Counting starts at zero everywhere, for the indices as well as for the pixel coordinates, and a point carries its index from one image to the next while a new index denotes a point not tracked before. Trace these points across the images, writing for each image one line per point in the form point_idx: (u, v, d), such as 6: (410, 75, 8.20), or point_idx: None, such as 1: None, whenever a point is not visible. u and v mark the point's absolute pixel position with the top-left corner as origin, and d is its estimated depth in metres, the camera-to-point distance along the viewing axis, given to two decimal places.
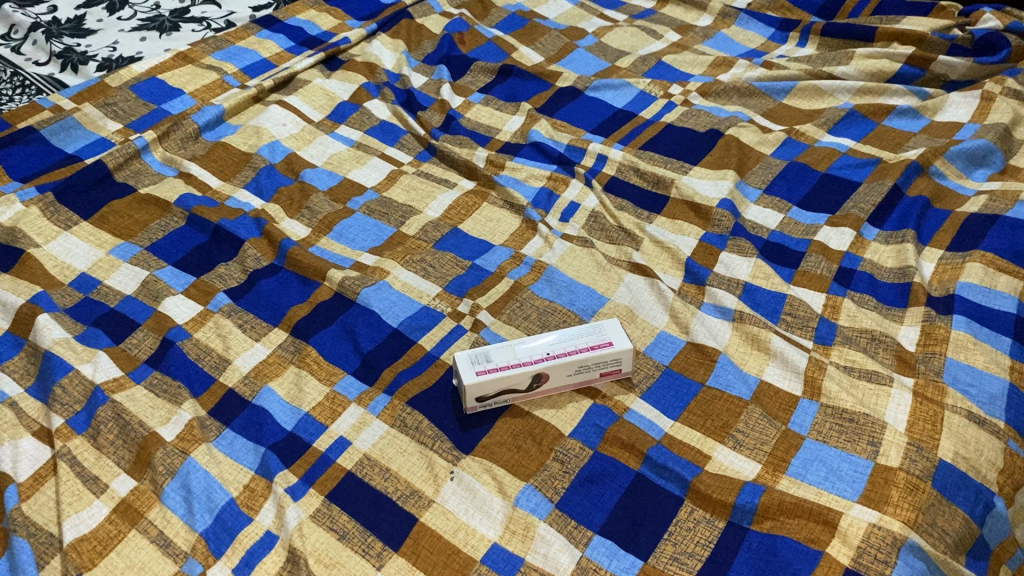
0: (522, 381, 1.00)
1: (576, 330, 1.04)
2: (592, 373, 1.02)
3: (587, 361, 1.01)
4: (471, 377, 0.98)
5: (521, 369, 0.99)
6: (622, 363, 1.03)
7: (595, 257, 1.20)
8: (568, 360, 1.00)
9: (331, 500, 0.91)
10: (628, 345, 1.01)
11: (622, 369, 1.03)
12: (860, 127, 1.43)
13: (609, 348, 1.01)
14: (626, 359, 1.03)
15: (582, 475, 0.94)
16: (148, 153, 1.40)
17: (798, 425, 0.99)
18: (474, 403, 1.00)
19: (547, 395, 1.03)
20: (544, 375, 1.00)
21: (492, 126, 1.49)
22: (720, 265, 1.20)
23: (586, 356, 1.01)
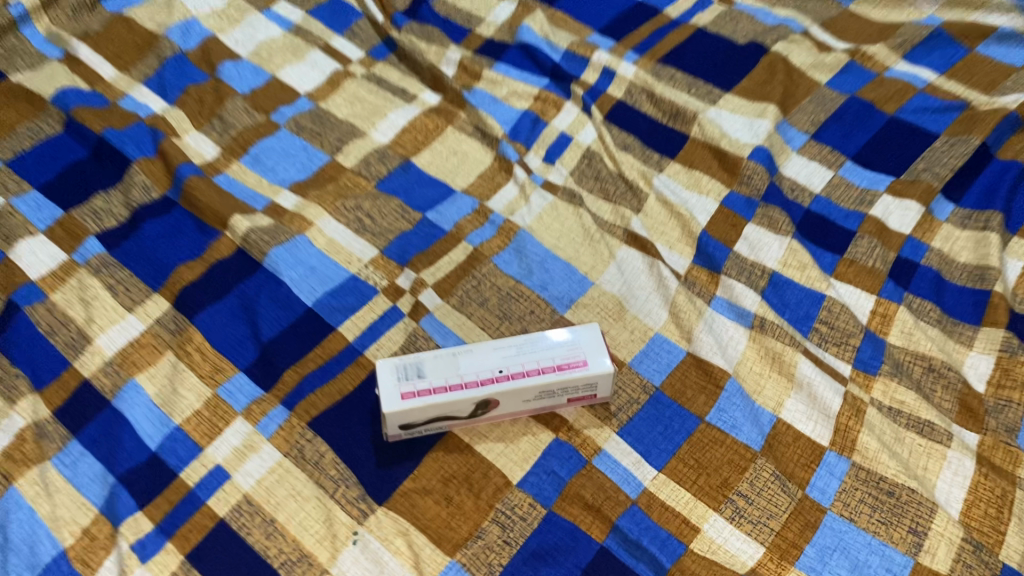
0: (462, 407, 0.75)
1: (543, 337, 0.78)
2: (557, 399, 0.77)
3: (552, 386, 0.76)
4: (393, 401, 0.73)
5: (463, 393, 0.74)
6: (598, 388, 0.78)
7: (581, 220, 0.94)
8: (528, 383, 0.75)
9: (192, 563, 0.69)
10: (610, 368, 0.76)
11: (599, 395, 0.78)
12: (947, 53, 1.10)
13: (584, 370, 0.75)
14: (605, 383, 0.77)
15: (528, 548, 0.72)
16: (28, 26, 1.09)
17: (819, 491, 0.76)
18: (398, 430, 0.75)
19: (496, 420, 0.78)
20: (494, 401, 0.75)
21: (473, 14, 1.16)
22: (743, 243, 0.92)
23: (552, 380, 0.75)
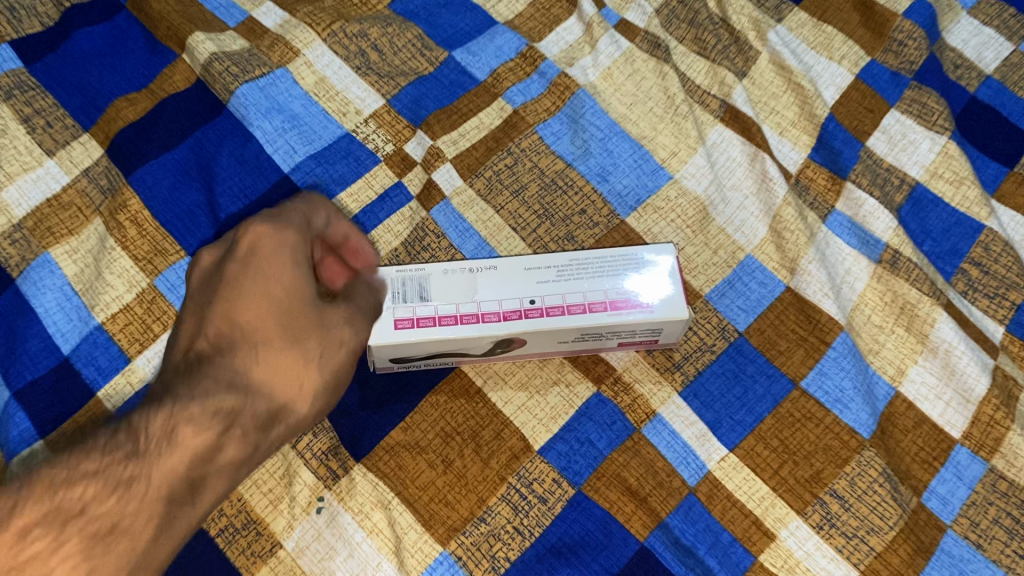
0: (476, 345, 0.55)
1: (596, 258, 0.57)
2: (606, 342, 0.57)
3: (600, 330, 0.55)
4: (384, 331, 0.54)
5: (480, 329, 0.54)
6: (662, 334, 0.57)
7: (664, 82, 0.69)
8: (570, 323, 0.55)
9: None
10: (685, 315, 0.55)
11: (661, 341, 0.58)
12: None
13: (648, 313, 0.55)
14: (672, 331, 0.57)
15: (545, 541, 0.54)
16: None
17: (939, 501, 0.57)
18: (388, 364, 0.56)
19: (520, 358, 0.59)
20: (520, 341, 0.56)
21: None
22: (881, 135, 0.68)
23: (603, 323, 0.55)
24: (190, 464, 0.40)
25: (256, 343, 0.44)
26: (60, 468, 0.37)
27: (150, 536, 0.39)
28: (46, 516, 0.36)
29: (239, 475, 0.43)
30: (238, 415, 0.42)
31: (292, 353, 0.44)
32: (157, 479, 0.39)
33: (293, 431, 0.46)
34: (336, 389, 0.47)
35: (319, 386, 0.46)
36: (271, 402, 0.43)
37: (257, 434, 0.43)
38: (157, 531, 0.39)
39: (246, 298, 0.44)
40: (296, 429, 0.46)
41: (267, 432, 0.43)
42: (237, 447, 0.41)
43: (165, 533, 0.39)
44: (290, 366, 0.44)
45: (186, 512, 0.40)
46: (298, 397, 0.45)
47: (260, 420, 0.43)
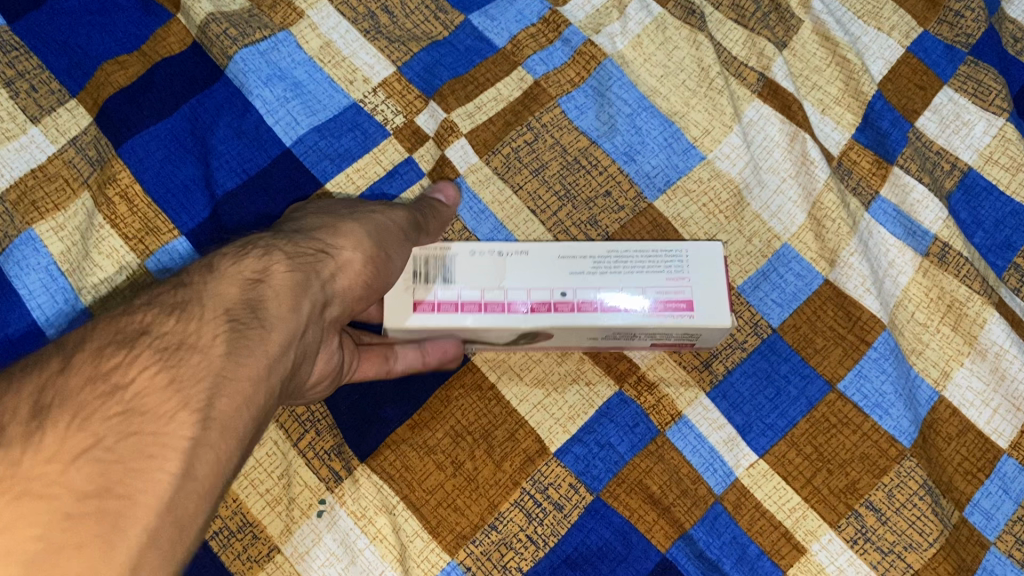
0: (498, 335, 0.51)
1: (639, 252, 0.52)
2: (639, 340, 0.53)
3: (633, 331, 0.51)
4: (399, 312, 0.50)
5: (501, 322, 0.50)
6: (701, 338, 0.52)
7: (697, 51, 0.64)
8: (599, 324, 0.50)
9: None
10: (728, 324, 0.50)
11: (698, 343, 0.54)
12: None
13: (687, 319, 0.50)
14: (712, 336, 0.52)
15: (559, 552, 0.51)
16: None
17: (982, 516, 0.53)
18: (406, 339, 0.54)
19: (546, 350, 0.54)
20: (544, 336, 0.51)
21: None
22: (932, 115, 0.63)
23: (636, 327, 0.50)
24: (242, 288, 0.40)
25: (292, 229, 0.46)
26: (118, 311, 0.38)
27: (224, 351, 0.37)
28: (115, 339, 0.36)
29: (319, 304, 0.43)
30: (275, 245, 0.43)
31: (329, 218, 0.48)
32: (210, 301, 0.39)
33: (346, 281, 0.45)
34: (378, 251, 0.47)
35: (360, 232, 0.47)
36: (318, 238, 0.45)
37: (303, 263, 0.43)
38: (231, 347, 0.37)
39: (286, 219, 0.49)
40: (353, 274, 0.46)
41: (316, 264, 0.44)
42: (285, 271, 0.42)
43: (241, 355, 0.37)
44: (325, 229, 0.46)
45: (256, 332, 0.39)
46: (340, 242, 0.46)
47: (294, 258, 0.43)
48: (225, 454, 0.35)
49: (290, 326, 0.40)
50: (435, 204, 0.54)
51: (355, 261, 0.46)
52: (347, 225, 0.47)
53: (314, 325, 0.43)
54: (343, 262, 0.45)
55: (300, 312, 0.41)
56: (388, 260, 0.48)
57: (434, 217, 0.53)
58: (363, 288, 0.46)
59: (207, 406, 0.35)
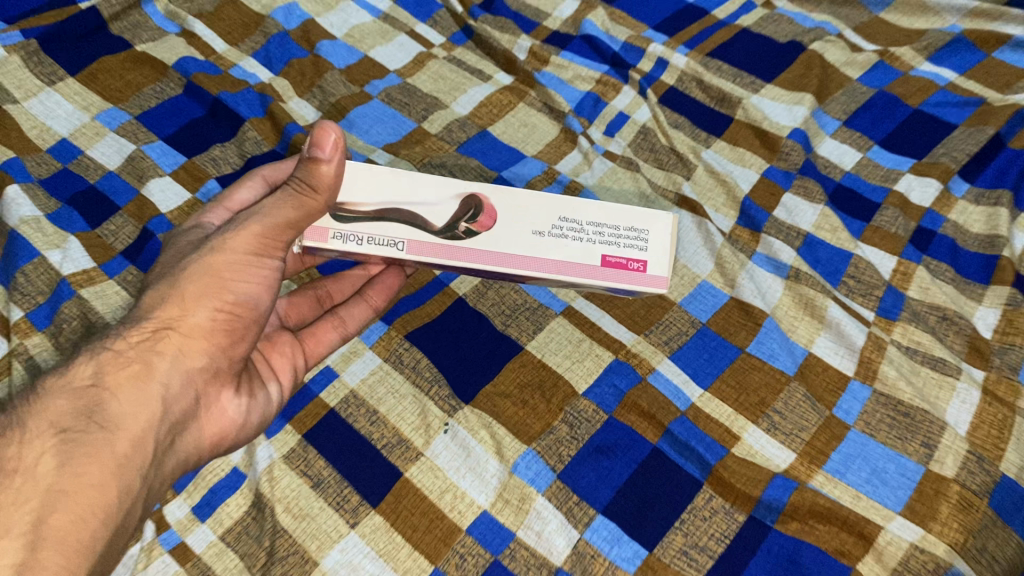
0: (429, 217, 0.84)
1: None
2: (572, 247, 0.85)
3: (562, 223, 0.85)
4: (364, 179, 0.85)
5: (448, 199, 0.85)
6: (644, 255, 0.85)
7: (638, 184, 1.06)
8: (539, 212, 0.86)
9: (307, 442, 0.81)
10: (668, 217, 0.87)
11: (651, 272, 0.85)
12: (966, 57, 1.21)
13: (637, 219, 0.87)
14: (653, 253, 0.86)
15: (592, 444, 0.83)
16: (149, 4, 1.23)
17: (844, 412, 0.87)
18: (329, 224, 0.83)
19: (470, 252, 0.83)
20: (478, 218, 0.84)
21: (540, 9, 1.29)
22: (780, 208, 1.04)
23: (576, 213, 0.86)
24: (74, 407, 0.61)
25: (149, 293, 0.70)
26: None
27: (54, 465, 0.58)
28: None
29: (169, 380, 0.66)
30: (112, 352, 0.65)
31: (165, 287, 0.69)
32: (33, 428, 0.59)
33: (197, 330, 0.68)
34: (205, 293, 0.68)
35: (191, 295, 0.68)
36: (157, 319, 0.67)
37: (143, 351, 0.66)
38: (58, 461, 0.58)
39: (154, 274, 0.73)
40: (202, 328, 0.68)
41: (154, 348, 0.66)
42: (123, 370, 0.64)
43: (74, 463, 0.58)
44: (164, 293, 0.68)
45: (91, 437, 0.60)
46: (175, 314, 0.67)
47: (139, 339, 0.66)
48: (62, 556, 0.55)
49: (120, 423, 0.62)
50: (316, 162, 0.68)
51: (198, 323, 0.68)
52: (185, 290, 0.68)
53: (173, 393, 0.66)
54: (185, 328, 0.67)
55: (143, 403, 0.64)
56: (234, 297, 0.69)
57: (289, 202, 0.69)
58: (219, 335, 0.69)
59: (42, 525, 0.56)
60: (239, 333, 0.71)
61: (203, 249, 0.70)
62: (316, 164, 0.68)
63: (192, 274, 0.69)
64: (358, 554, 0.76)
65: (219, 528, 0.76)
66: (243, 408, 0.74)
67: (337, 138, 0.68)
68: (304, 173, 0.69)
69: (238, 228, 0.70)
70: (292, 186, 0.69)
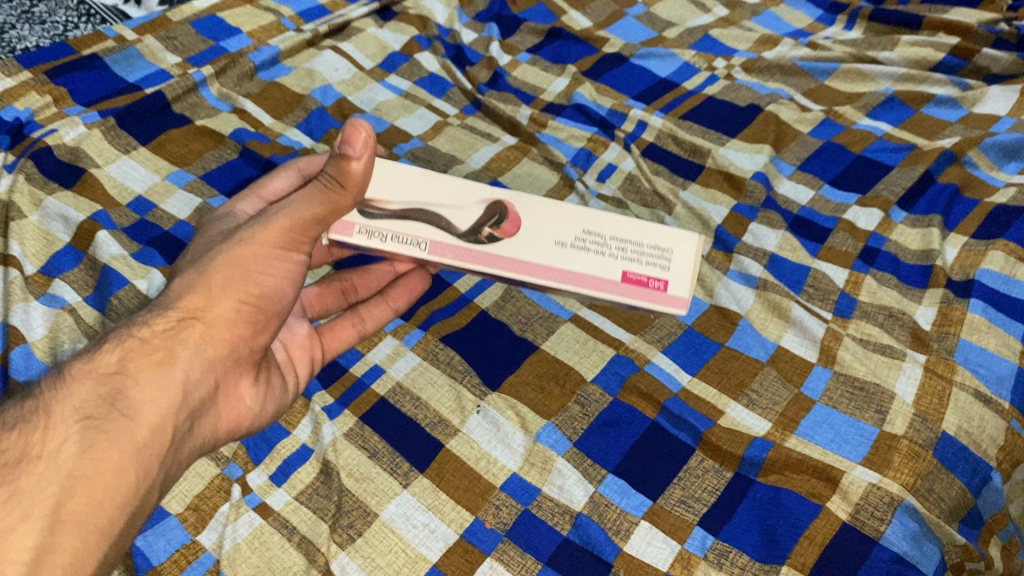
0: (454, 221, 0.86)
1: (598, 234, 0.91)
2: (597, 257, 0.85)
3: (593, 234, 0.86)
4: (394, 178, 0.88)
5: (473, 202, 0.88)
6: (670, 276, 0.84)
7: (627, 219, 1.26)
8: (569, 223, 0.87)
9: (364, 422, 0.98)
10: (695, 237, 0.86)
11: (671, 292, 0.84)
12: (899, 113, 1.44)
13: (665, 238, 0.86)
14: (678, 275, 0.84)
15: (601, 418, 1.00)
16: (204, 87, 1.44)
17: (810, 390, 1.04)
18: (356, 220, 0.86)
19: (489, 255, 0.85)
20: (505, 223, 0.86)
21: (537, 86, 1.52)
22: (748, 234, 1.24)
23: (601, 226, 0.87)
24: (98, 393, 0.67)
25: (183, 275, 0.77)
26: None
27: (75, 450, 0.64)
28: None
29: (190, 368, 0.73)
30: (139, 333, 0.72)
31: (196, 274, 0.75)
32: (56, 414, 0.65)
33: (220, 320, 0.75)
34: (231, 282, 0.74)
35: (219, 287, 0.74)
36: (186, 307, 0.74)
37: (168, 337, 0.72)
38: (80, 446, 0.64)
39: (187, 262, 0.79)
40: (226, 319, 0.75)
41: (180, 333, 0.73)
42: (146, 356, 0.71)
43: (94, 447, 0.64)
44: (193, 280, 0.75)
45: (110, 424, 0.66)
46: (203, 304, 0.74)
47: (168, 325, 0.73)
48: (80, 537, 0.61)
49: (140, 408, 0.68)
50: (346, 157, 0.72)
51: (224, 313, 0.74)
52: (211, 281, 0.74)
53: (194, 380, 0.73)
54: (211, 317, 0.74)
55: (160, 391, 0.70)
56: (260, 291, 0.76)
57: (318, 195, 0.74)
58: (242, 326, 0.76)
59: (62, 502, 0.61)
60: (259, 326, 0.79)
61: (233, 240, 0.75)
62: (347, 160, 0.72)
63: (221, 264, 0.75)
64: (411, 507, 0.91)
65: (293, 490, 0.92)
66: (257, 399, 0.84)
67: (367, 135, 0.71)
68: (334, 169, 0.73)
69: (265, 220, 0.75)
70: (325, 178, 0.74)
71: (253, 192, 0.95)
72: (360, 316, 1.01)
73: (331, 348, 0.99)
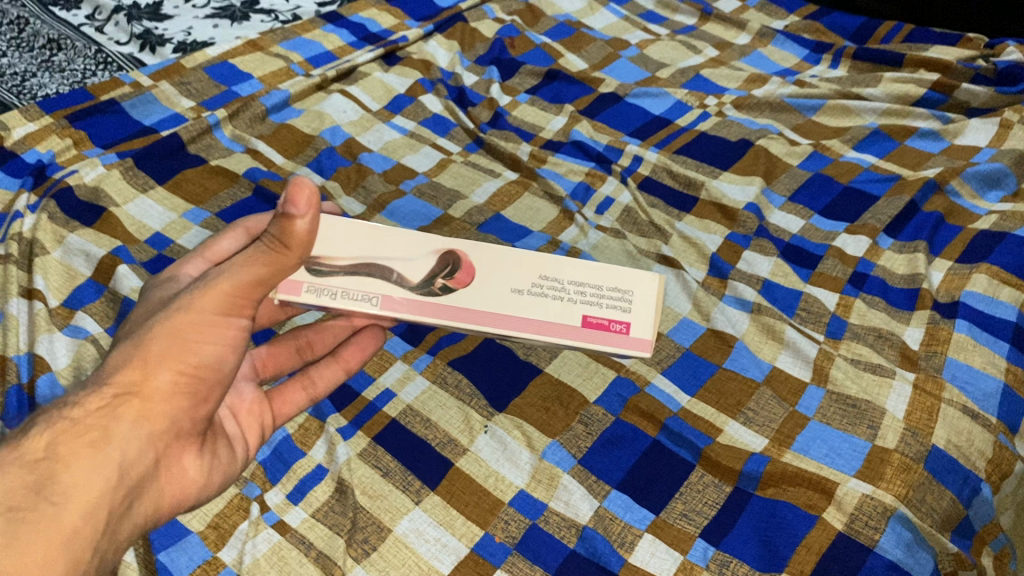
0: (402, 271, 0.84)
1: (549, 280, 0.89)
2: (551, 301, 0.83)
3: (543, 278, 0.84)
4: (340, 234, 0.85)
5: (425, 254, 0.85)
6: (630, 312, 0.83)
7: (626, 249, 1.31)
8: (521, 270, 0.85)
9: (377, 443, 1.02)
10: (653, 277, 0.85)
11: (635, 334, 0.82)
12: (884, 146, 1.50)
13: (621, 279, 0.85)
14: (640, 315, 0.83)
15: (604, 437, 1.04)
16: (218, 130, 1.50)
17: (805, 407, 1.08)
18: (303, 278, 0.83)
19: (442, 306, 0.82)
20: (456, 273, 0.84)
21: (536, 125, 1.59)
22: (742, 261, 1.29)
23: (556, 271, 0.85)
24: (27, 479, 0.57)
25: (117, 346, 0.67)
26: None
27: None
28: None
29: (128, 448, 0.63)
30: (72, 410, 0.62)
31: (128, 346, 0.65)
32: None
33: (159, 393, 0.64)
34: (167, 352, 0.65)
35: (155, 357, 0.64)
36: (120, 380, 0.63)
37: (103, 413, 0.62)
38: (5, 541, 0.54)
39: (122, 333, 0.70)
40: (165, 391, 0.65)
41: (117, 409, 0.63)
42: (79, 437, 0.61)
43: (20, 538, 0.55)
44: (126, 351, 0.65)
45: (37, 514, 0.56)
46: (140, 374, 0.64)
47: (104, 399, 0.63)
48: None
49: (73, 494, 0.58)
50: (290, 215, 0.65)
51: (164, 384, 0.64)
52: (147, 351, 0.64)
53: (132, 461, 0.63)
54: (150, 389, 0.64)
55: (93, 476, 0.60)
56: (198, 360, 0.66)
57: (262, 257, 0.66)
58: (182, 397, 0.66)
59: None
60: (202, 395, 0.68)
61: (168, 307, 0.66)
62: (290, 220, 0.65)
63: (154, 334, 0.65)
64: (423, 523, 0.94)
65: (310, 508, 0.96)
66: (205, 474, 0.74)
67: (312, 192, 0.65)
68: (278, 229, 0.66)
69: (205, 286, 0.66)
70: (267, 239, 0.66)
71: (197, 252, 0.86)
72: (314, 376, 0.94)
73: (283, 414, 0.92)
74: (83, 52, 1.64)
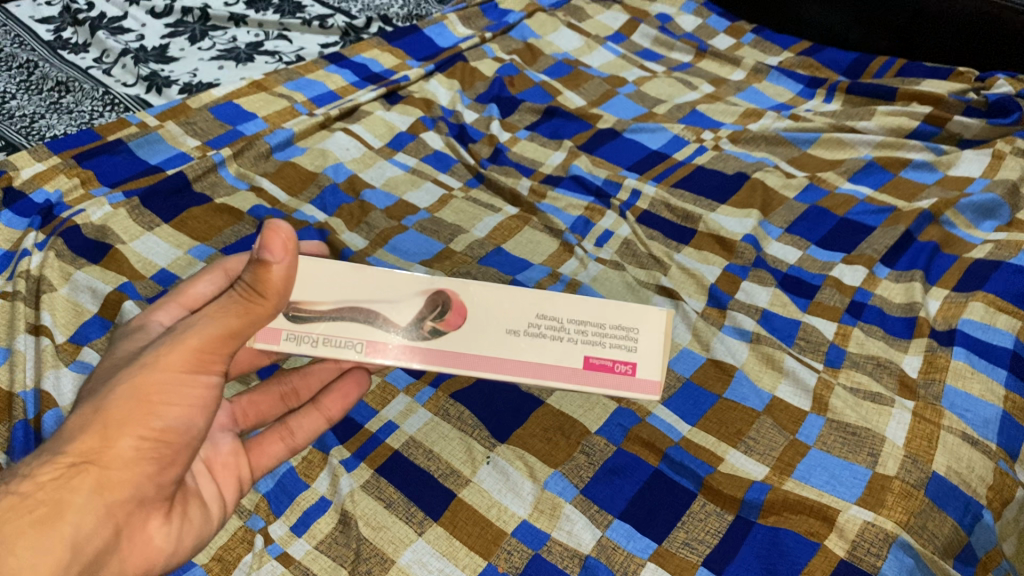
0: (390, 314, 0.84)
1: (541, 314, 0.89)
2: (547, 340, 0.84)
3: (539, 317, 0.85)
4: (323, 276, 0.85)
5: (413, 295, 0.85)
6: (637, 351, 0.84)
7: (625, 281, 1.33)
8: (514, 309, 0.85)
9: (380, 475, 1.02)
10: (660, 313, 0.85)
11: (641, 375, 0.83)
12: (879, 177, 1.52)
13: (626, 316, 0.85)
14: (645, 360, 0.83)
15: (606, 467, 1.04)
16: (223, 168, 1.53)
17: (805, 435, 1.09)
18: (282, 326, 0.84)
19: (432, 350, 0.83)
20: (444, 314, 0.84)
21: (535, 160, 1.62)
22: (741, 292, 1.30)
23: (553, 309, 0.85)
24: None
25: (77, 409, 0.67)
26: None
27: None
28: None
29: (82, 522, 0.63)
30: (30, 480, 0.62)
31: (91, 407, 0.66)
32: None
33: (119, 461, 0.65)
34: (129, 414, 0.65)
35: (119, 420, 0.65)
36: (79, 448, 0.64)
37: (57, 486, 0.62)
38: None
39: (88, 391, 0.71)
40: (128, 457, 0.65)
41: (72, 480, 0.63)
42: (32, 512, 0.60)
43: None
44: (88, 414, 0.65)
45: None
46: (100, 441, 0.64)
47: (58, 471, 0.63)
48: None
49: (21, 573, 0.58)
50: (265, 260, 0.64)
51: (127, 451, 0.65)
52: (109, 414, 0.65)
53: (86, 535, 0.64)
54: (111, 457, 0.65)
55: (43, 554, 0.60)
56: (163, 424, 0.67)
57: (235, 306, 0.66)
58: (147, 462, 0.67)
59: None
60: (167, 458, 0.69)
61: (134, 365, 0.67)
62: (266, 266, 0.64)
63: (118, 394, 0.66)
64: (426, 553, 0.95)
65: (313, 540, 0.96)
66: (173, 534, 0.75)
67: (287, 237, 0.64)
68: (253, 276, 0.65)
69: (173, 341, 0.67)
70: (241, 287, 0.66)
71: (172, 298, 0.86)
72: (294, 426, 0.94)
73: (260, 466, 0.92)
74: (91, 93, 1.67)
